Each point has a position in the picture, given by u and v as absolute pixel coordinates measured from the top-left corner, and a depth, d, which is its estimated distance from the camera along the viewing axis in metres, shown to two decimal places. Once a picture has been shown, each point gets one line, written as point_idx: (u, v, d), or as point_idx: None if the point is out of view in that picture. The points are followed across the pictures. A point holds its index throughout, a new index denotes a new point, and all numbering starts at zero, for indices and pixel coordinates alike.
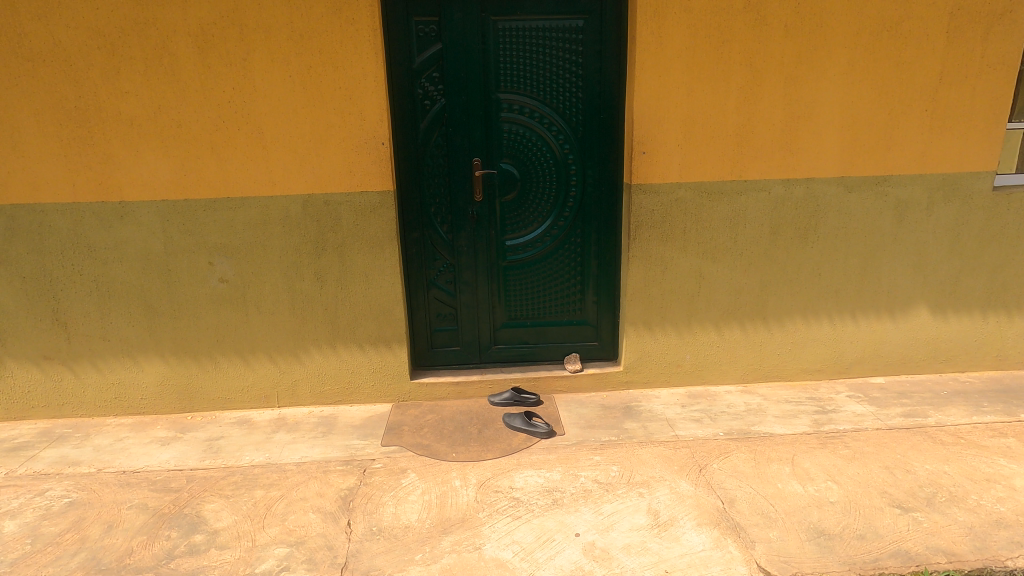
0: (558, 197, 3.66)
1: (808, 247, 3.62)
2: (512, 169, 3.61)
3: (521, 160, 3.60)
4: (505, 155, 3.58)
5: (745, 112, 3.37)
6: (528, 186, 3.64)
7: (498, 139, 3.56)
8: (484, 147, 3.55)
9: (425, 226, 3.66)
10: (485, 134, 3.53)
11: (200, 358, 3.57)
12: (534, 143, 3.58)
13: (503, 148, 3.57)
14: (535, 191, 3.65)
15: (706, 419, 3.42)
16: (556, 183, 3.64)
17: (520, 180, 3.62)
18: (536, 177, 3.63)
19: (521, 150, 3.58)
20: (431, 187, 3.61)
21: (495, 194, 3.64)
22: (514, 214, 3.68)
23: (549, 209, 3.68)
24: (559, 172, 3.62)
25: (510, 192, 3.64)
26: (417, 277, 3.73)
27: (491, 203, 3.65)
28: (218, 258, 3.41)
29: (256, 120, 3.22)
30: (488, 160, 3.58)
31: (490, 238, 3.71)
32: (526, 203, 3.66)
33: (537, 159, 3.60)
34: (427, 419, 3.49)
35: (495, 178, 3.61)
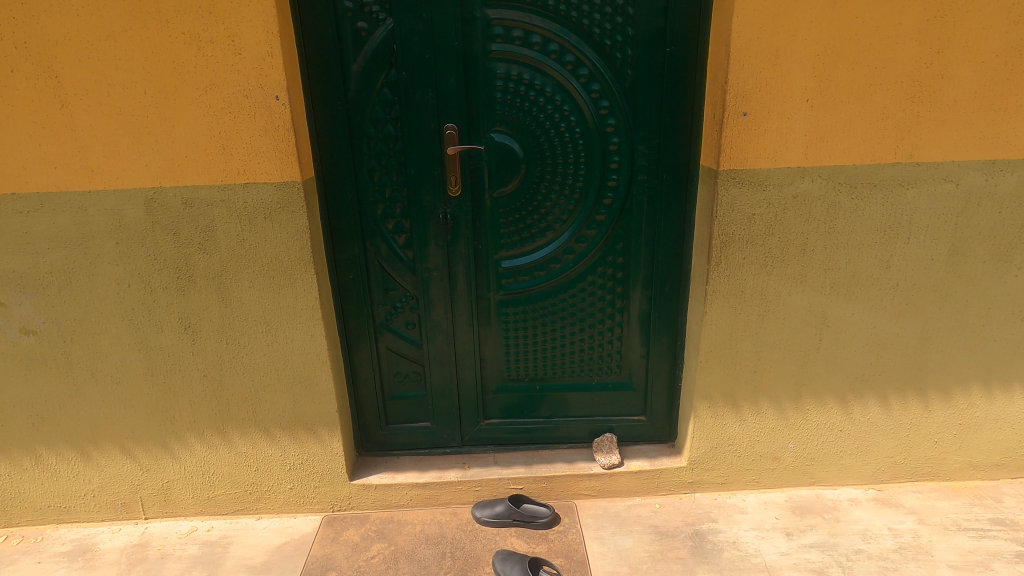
0: (590, 192, 2.20)
1: (1009, 276, 2.15)
2: (510, 142, 2.14)
3: (525, 128, 2.12)
4: (498, 119, 2.11)
5: (933, 38, 1.85)
6: (538, 173, 2.17)
7: (487, 92, 2.08)
8: (463, 106, 2.08)
9: (369, 237, 2.23)
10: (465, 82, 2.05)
11: (11, 451, 2.24)
12: (547, 96, 2.09)
13: (495, 107, 2.10)
14: (552, 182, 2.19)
15: (835, 571, 2.03)
16: (585, 168, 2.17)
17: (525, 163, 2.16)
18: (551, 157, 2.16)
19: (525, 109, 2.10)
20: (376, 174, 2.16)
21: (483, 185, 2.18)
22: (515, 219, 2.23)
23: (573, 210, 2.23)
24: (589, 149, 2.15)
25: (508, 183, 2.18)
26: (359, 318, 2.33)
27: (476, 200, 2.20)
28: (13, 296, 2.03)
29: (43, 57, 1.78)
30: (471, 129, 2.12)
31: (476, 256, 2.28)
32: (534, 201, 2.21)
33: (553, 127, 2.12)
34: (372, 558, 2.15)
35: (484, 159, 2.15)
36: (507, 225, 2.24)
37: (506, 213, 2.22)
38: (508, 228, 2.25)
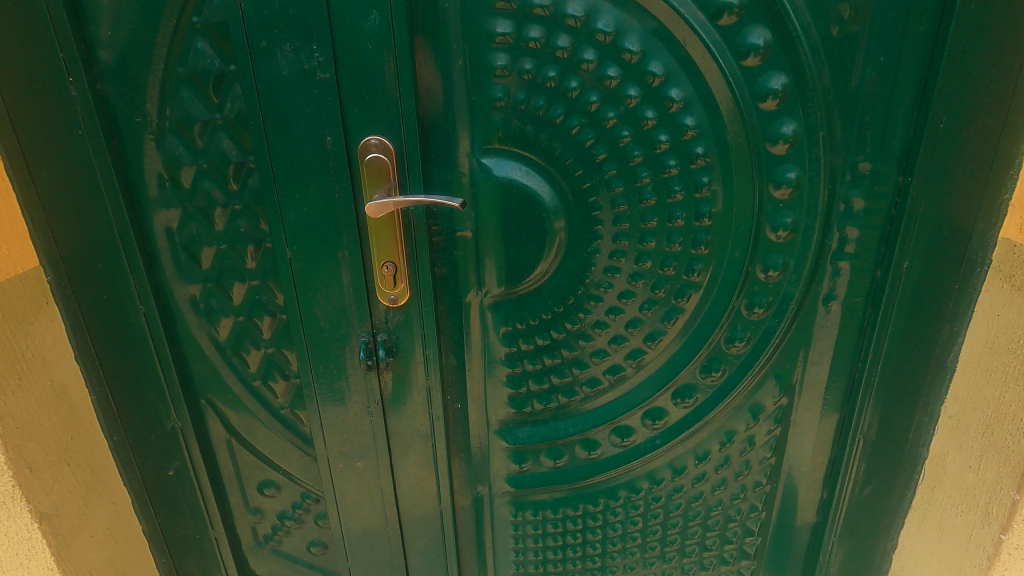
0: (714, 292, 0.93)
1: None
2: (532, 181, 0.86)
3: (567, 144, 0.84)
4: (499, 122, 0.83)
5: None
6: (594, 251, 0.90)
7: (471, 54, 0.79)
8: (406, 91, 0.79)
9: (208, 388, 0.99)
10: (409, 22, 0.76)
11: None
12: (627, 64, 0.79)
13: (495, 93, 0.81)
14: (626, 274, 0.92)
15: None
16: (709, 240, 0.89)
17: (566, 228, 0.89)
18: (628, 215, 0.88)
19: (568, 98, 0.82)
20: (207, 256, 0.91)
21: (466, 279, 0.92)
22: (538, 350, 0.98)
23: (671, 335, 0.96)
24: (722, 198, 0.87)
25: (524, 275, 0.92)
26: (204, 542, 1.10)
27: (449, 311, 0.95)
28: None
29: None
30: (432, 149, 0.84)
31: (448, 423, 1.04)
32: (582, 314, 0.95)
33: (638, 145, 0.84)
34: None
35: (467, 219, 0.88)
36: (518, 362, 0.99)
37: (518, 338, 0.97)
38: (519, 367, 1.00)
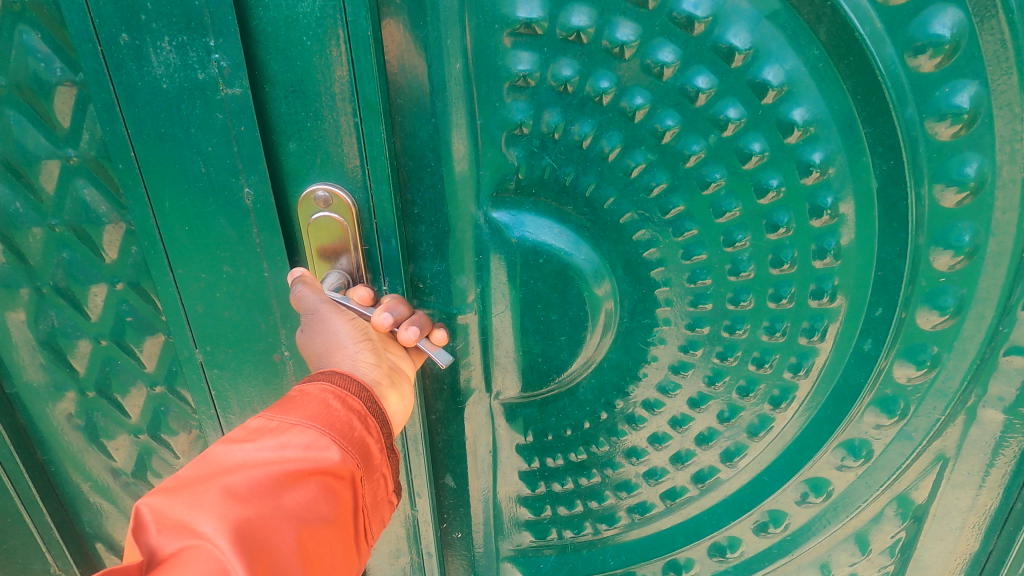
0: (824, 398, 0.65)
1: None
2: (568, 247, 0.56)
3: (623, 189, 0.55)
4: (519, 159, 0.53)
5: None
6: (655, 343, 0.62)
7: (476, 52, 0.49)
8: (366, 114, 0.48)
9: (105, 519, 0.71)
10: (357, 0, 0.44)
11: None
12: (724, 69, 0.49)
13: (513, 115, 0.51)
14: (699, 374, 0.63)
15: None
16: (826, 332, 0.60)
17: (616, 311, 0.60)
18: (710, 296, 0.59)
19: (628, 122, 0.52)
20: (85, 353, 0.61)
21: (467, 381, 0.63)
22: (568, 468, 0.71)
23: (756, 451, 0.68)
24: (853, 273, 0.57)
25: (553, 376, 0.63)
26: None
27: (443, 423, 0.66)
28: None
29: None
30: (414, 200, 0.54)
31: (444, 553, 0.77)
32: (632, 425, 0.67)
33: (732, 194, 0.54)
34: None
35: (469, 302, 0.58)
36: (541, 482, 0.72)
37: (541, 453, 0.70)
38: (542, 487, 0.72)
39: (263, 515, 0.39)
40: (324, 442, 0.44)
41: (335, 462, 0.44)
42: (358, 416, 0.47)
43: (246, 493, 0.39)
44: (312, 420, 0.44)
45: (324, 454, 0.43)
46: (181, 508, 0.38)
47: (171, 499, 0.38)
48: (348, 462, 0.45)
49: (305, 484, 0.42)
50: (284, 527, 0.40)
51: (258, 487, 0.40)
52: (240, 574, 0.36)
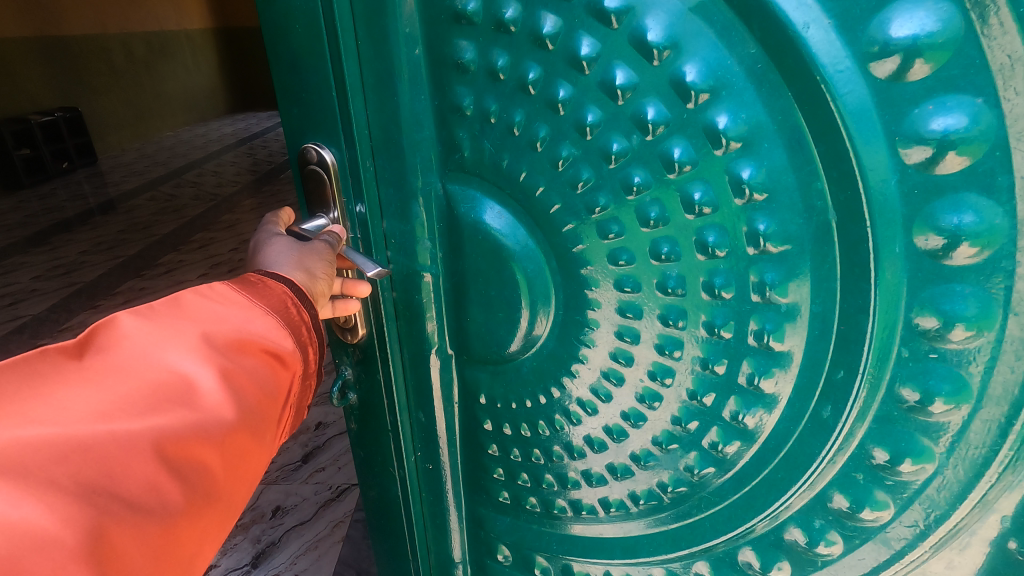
0: (772, 459, 0.53)
1: None
2: (503, 228, 0.60)
3: (551, 180, 0.56)
4: (466, 140, 0.59)
5: None
6: (587, 344, 0.61)
7: (429, 41, 0.57)
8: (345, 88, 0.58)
9: None
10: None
11: None
12: (644, 66, 0.46)
13: (460, 101, 0.58)
14: (632, 386, 0.60)
15: None
16: (773, 379, 0.49)
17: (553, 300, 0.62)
18: (637, 304, 0.56)
19: (552, 114, 0.53)
20: None
21: (428, 338, 0.71)
22: (516, 439, 0.74)
23: (695, 496, 0.61)
24: (805, 323, 0.46)
25: (495, 348, 0.67)
26: None
27: (418, 371, 0.74)
28: None
29: None
30: (383, 169, 0.63)
31: (418, 492, 0.85)
32: (570, 420, 0.68)
33: (653, 200, 0.50)
34: None
35: (432, 262, 0.66)
36: (494, 443, 0.77)
37: (494, 418, 0.75)
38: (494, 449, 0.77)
39: (225, 367, 0.49)
40: (283, 332, 0.54)
41: (287, 350, 0.54)
42: (305, 324, 0.56)
43: (214, 342, 0.50)
44: (274, 308, 0.54)
45: (281, 340, 0.54)
46: (162, 340, 0.48)
47: (156, 332, 0.48)
48: (295, 354, 0.55)
49: (261, 358, 0.52)
50: (239, 383, 0.50)
51: (225, 347, 0.50)
52: (191, 403, 0.46)
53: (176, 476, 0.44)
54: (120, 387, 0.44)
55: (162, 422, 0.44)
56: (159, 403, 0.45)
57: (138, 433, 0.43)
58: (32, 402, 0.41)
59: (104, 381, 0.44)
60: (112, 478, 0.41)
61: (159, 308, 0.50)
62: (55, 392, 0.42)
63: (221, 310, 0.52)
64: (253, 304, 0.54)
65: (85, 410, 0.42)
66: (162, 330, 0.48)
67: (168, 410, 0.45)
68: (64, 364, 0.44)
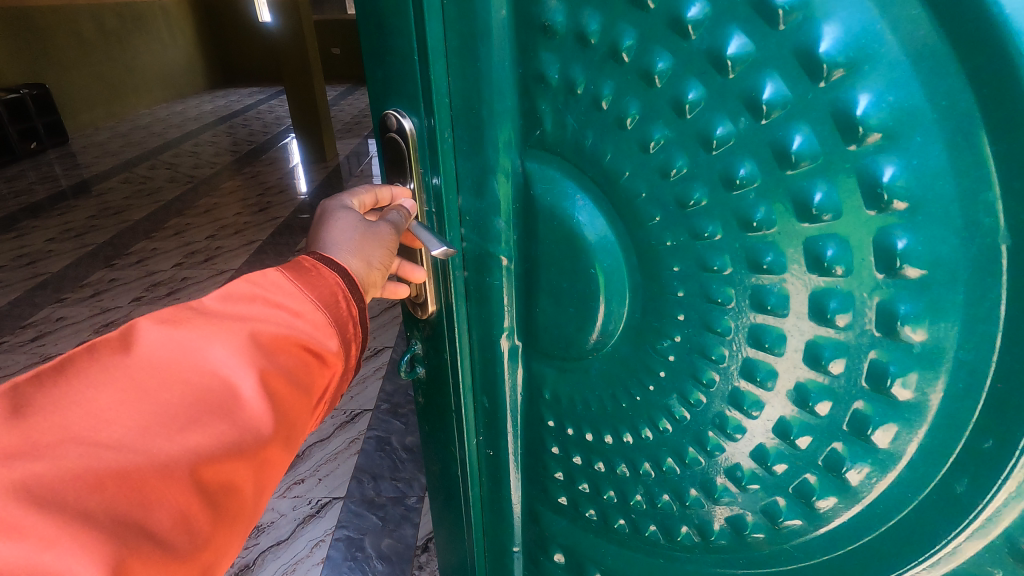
0: (877, 525, 0.48)
1: None
2: (581, 216, 0.60)
3: (639, 166, 0.54)
4: (547, 112, 0.59)
5: None
6: (667, 361, 0.60)
7: (517, 2, 0.57)
8: (428, 52, 0.61)
9: None
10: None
11: None
12: (764, 33, 0.41)
13: (545, 71, 0.57)
14: (712, 413, 0.58)
15: None
16: (890, 432, 0.44)
17: (624, 310, 0.62)
18: (729, 323, 0.53)
19: (647, 88, 0.50)
20: None
21: (499, 321, 0.75)
22: (579, 444, 0.76)
23: (774, 549, 0.58)
24: (942, 380, 0.41)
25: (564, 348, 0.69)
26: None
27: (484, 349, 0.79)
28: None
29: None
30: (461, 138, 0.66)
31: (481, 469, 0.90)
32: (643, 433, 0.67)
33: (761, 198, 0.46)
34: None
35: (505, 245, 0.70)
36: (557, 444, 0.79)
37: (557, 415, 0.76)
38: (556, 449, 0.80)
39: (267, 375, 0.52)
40: (328, 331, 0.57)
41: (329, 350, 0.58)
42: (352, 322, 0.60)
43: (260, 347, 0.53)
44: (322, 301, 0.57)
45: (327, 339, 0.57)
46: (207, 346, 0.50)
47: (202, 338, 0.51)
48: (336, 353, 0.58)
49: (302, 362, 0.55)
50: (279, 390, 0.52)
51: (270, 352, 0.53)
52: (228, 419, 0.48)
53: (210, 500, 0.45)
54: (165, 400, 0.47)
55: (200, 441, 0.46)
56: (197, 419, 0.47)
57: (176, 455, 0.44)
58: (84, 414, 0.43)
59: (150, 394, 0.46)
60: (145, 511, 0.41)
61: (213, 310, 0.53)
62: (104, 408, 0.44)
63: (266, 311, 0.55)
64: (300, 304, 0.56)
65: (132, 426, 0.44)
66: (208, 337, 0.51)
67: (205, 427, 0.47)
68: (118, 369, 0.47)
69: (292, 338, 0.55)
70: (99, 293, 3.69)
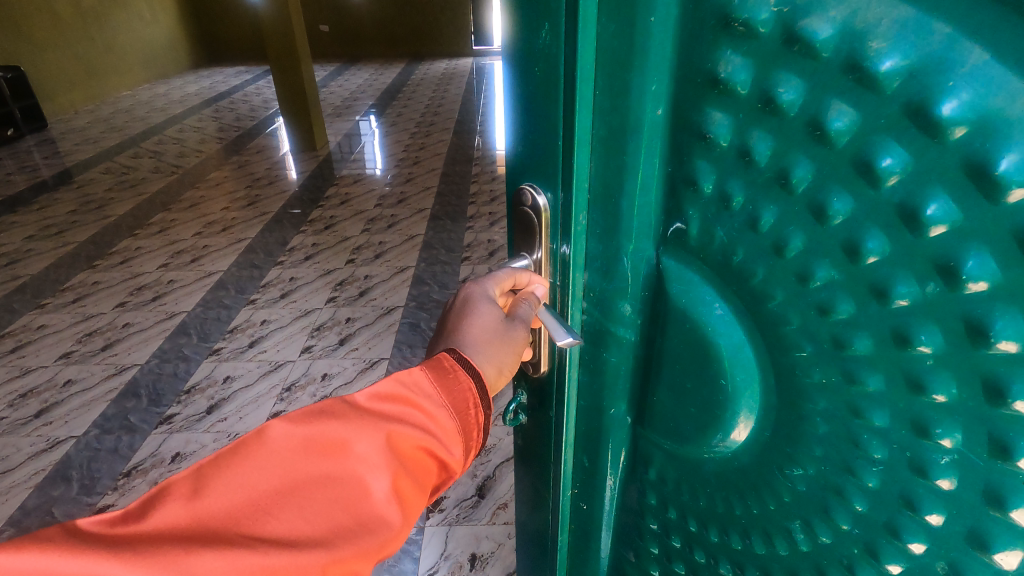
0: None
1: None
2: (717, 321, 0.52)
3: (787, 286, 0.47)
4: (695, 214, 0.53)
5: None
6: (795, 489, 0.53)
7: (677, 103, 0.50)
8: (574, 144, 0.56)
9: None
10: (618, 35, 0.50)
11: None
12: (979, 203, 0.33)
13: (700, 178, 0.51)
14: (841, 552, 0.51)
15: None
16: None
17: (755, 422, 0.54)
18: (877, 479, 0.45)
19: (817, 223, 0.43)
20: None
21: (612, 401, 0.69)
22: (684, 532, 0.69)
23: None
24: None
25: (680, 439, 0.61)
26: None
27: (591, 421, 0.73)
28: None
29: None
30: (596, 221, 0.60)
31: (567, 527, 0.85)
32: (754, 546, 0.60)
33: (942, 371, 0.38)
34: None
35: (632, 328, 0.63)
36: (660, 525, 0.72)
37: (664, 500, 0.70)
38: (653, 524, 0.73)
39: (396, 486, 0.59)
40: (455, 440, 0.63)
41: (452, 459, 0.64)
42: (477, 427, 0.65)
43: (395, 459, 0.59)
44: (455, 407, 0.63)
45: (453, 448, 0.63)
46: (358, 450, 0.59)
47: (356, 442, 0.59)
48: (457, 459, 0.64)
49: (425, 471, 0.62)
50: (402, 499, 0.59)
51: (403, 464, 0.60)
52: (362, 521, 0.56)
53: None
54: (320, 501, 0.56)
55: (336, 542, 0.55)
56: (337, 521, 0.56)
57: (317, 553, 0.53)
58: (268, 501, 0.55)
59: (299, 491, 0.56)
60: None
61: (368, 416, 0.61)
62: (281, 497, 0.55)
63: (405, 414, 0.62)
64: (434, 415, 0.63)
65: (295, 518, 0.55)
66: (354, 437, 0.59)
67: (346, 527, 0.56)
68: (296, 463, 0.57)
69: (421, 448, 0.61)
70: (82, 297, 3.56)
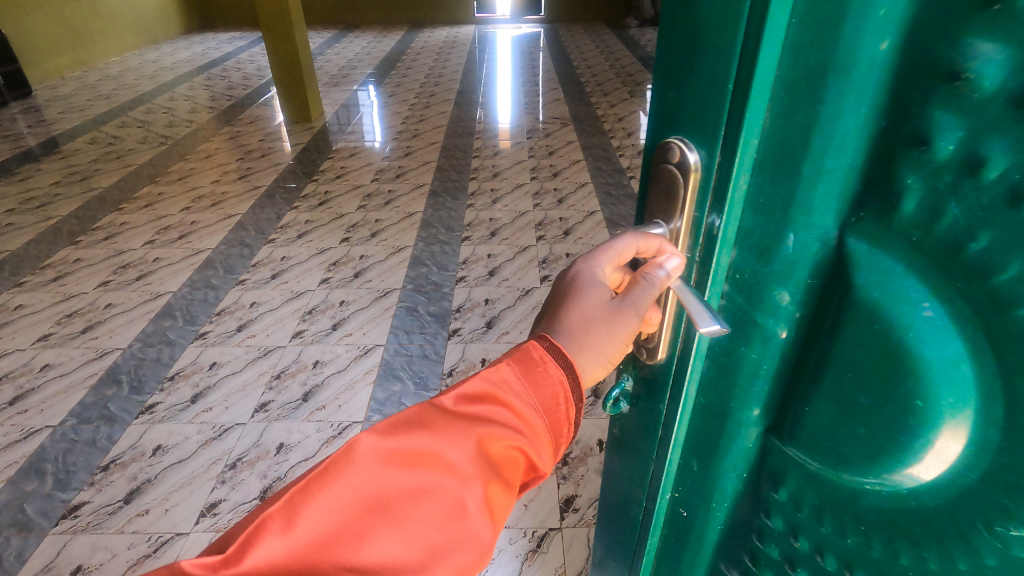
0: None
1: None
2: (922, 330, 0.40)
3: None
4: (913, 187, 0.40)
5: None
6: (1005, 552, 0.40)
7: (915, 35, 0.38)
8: (748, 89, 0.43)
9: None
10: None
11: None
12: None
13: (935, 135, 0.38)
14: None
15: None
16: None
17: (962, 461, 0.41)
18: None
19: None
20: None
21: (747, 408, 0.57)
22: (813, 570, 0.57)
23: None
24: None
25: (834, 460, 0.49)
26: None
27: (710, 425, 0.60)
28: None
29: None
30: (761, 189, 0.47)
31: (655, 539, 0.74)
32: None
33: None
34: None
35: (786, 322, 0.51)
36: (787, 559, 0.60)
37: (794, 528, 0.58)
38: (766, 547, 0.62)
39: (490, 495, 0.51)
40: (546, 443, 0.55)
41: (542, 464, 0.55)
42: (567, 424, 0.57)
43: (488, 467, 0.51)
44: (545, 405, 0.55)
45: (543, 452, 0.55)
46: (446, 459, 0.51)
47: (442, 451, 0.51)
48: (548, 463, 0.56)
49: (518, 475, 0.54)
50: (498, 509, 0.52)
51: (496, 471, 0.52)
52: (462, 538, 0.49)
53: None
54: (415, 521, 0.48)
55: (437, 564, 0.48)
56: (435, 542, 0.48)
57: None
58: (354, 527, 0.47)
59: (390, 510, 0.49)
60: None
61: (452, 423, 0.52)
62: (367, 522, 0.48)
63: (495, 413, 0.53)
64: (522, 413, 0.54)
65: (388, 542, 0.47)
66: (443, 444, 0.51)
67: (446, 548, 0.49)
68: (378, 480, 0.49)
69: (514, 453, 0.53)
70: (63, 275, 3.38)
